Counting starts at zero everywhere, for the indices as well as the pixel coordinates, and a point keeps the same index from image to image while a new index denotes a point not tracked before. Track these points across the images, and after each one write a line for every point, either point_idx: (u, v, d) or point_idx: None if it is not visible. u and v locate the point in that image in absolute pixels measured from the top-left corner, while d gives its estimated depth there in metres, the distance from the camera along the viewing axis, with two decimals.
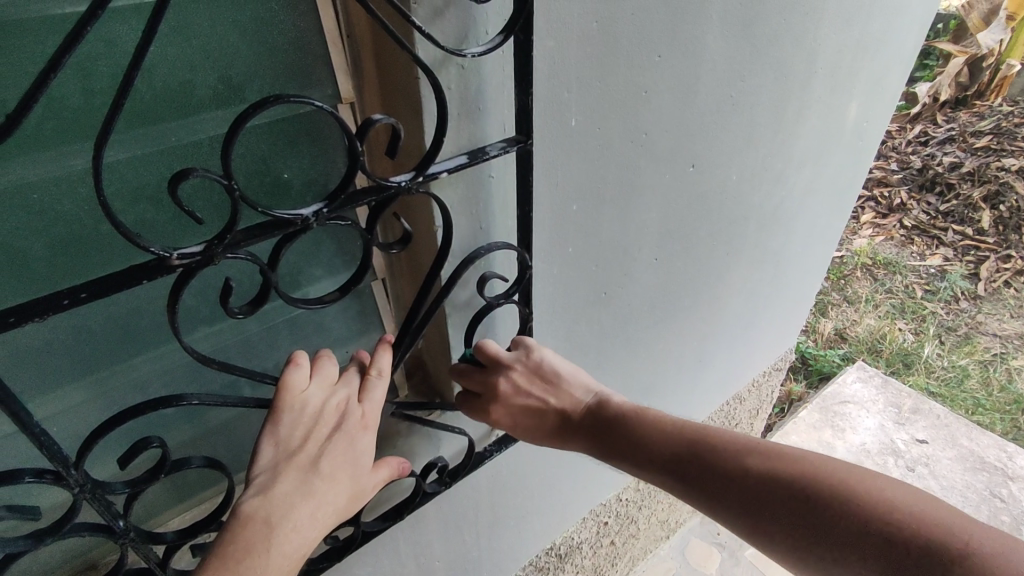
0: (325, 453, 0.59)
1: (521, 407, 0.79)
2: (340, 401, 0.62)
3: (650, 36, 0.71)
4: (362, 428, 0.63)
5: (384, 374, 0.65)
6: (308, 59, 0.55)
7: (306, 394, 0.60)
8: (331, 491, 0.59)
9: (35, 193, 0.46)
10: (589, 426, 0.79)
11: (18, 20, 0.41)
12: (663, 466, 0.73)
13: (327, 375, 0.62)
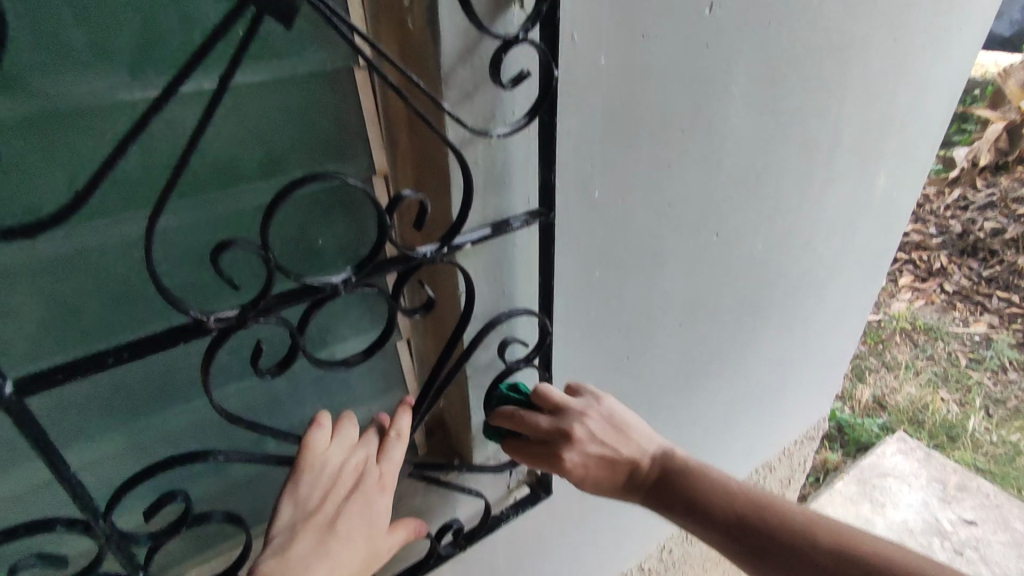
0: (342, 513, 0.60)
1: (593, 457, 0.77)
2: (359, 461, 0.63)
3: (673, 113, 0.74)
4: (380, 488, 0.63)
5: (404, 435, 0.66)
6: (347, 135, 0.59)
7: (326, 454, 0.62)
8: (346, 552, 0.59)
9: (91, 258, 0.50)
10: (653, 481, 0.78)
11: (90, 107, 0.45)
12: (724, 529, 0.74)
13: (347, 436, 0.64)
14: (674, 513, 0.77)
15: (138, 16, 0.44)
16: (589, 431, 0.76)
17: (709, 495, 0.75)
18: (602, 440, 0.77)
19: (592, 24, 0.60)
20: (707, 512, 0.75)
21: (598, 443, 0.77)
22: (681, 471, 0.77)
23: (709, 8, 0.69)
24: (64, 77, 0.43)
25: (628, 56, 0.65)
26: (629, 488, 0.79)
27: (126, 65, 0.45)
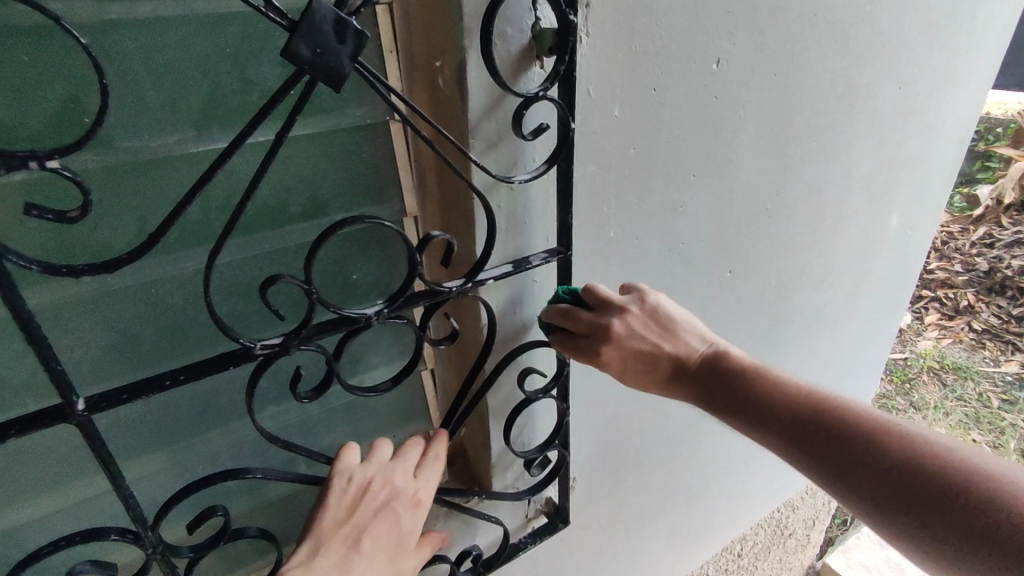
0: (370, 527, 0.63)
1: (638, 352, 0.71)
2: (391, 479, 0.67)
3: (684, 158, 0.79)
4: (411, 506, 0.66)
5: (441, 459, 0.70)
6: (382, 180, 0.65)
7: (360, 467, 0.66)
8: (368, 566, 0.61)
9: (153, 290, 0.55)
10: (710, 378, 0.72)
11: (162, 158, 0.51)
12: (785, 429, 0.67)
13: (383, 453, 0.68)
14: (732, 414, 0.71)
15: (206, 80, 0.51)
16: (635, 322, 0.70)
17: (770, 395, 0.68)
18: (647, 332, 0.71)
19: (607, 80, 0.65)
20: (766, 411, 0.68)
21: (646, 334, 0.71)
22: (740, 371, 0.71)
23: (717, 63, 0.74)
24: (143, 133, 0.50)
25: (640, 107, 0.70)
26: (681, 384, 0.74)
27: (195, 122, 0.51)
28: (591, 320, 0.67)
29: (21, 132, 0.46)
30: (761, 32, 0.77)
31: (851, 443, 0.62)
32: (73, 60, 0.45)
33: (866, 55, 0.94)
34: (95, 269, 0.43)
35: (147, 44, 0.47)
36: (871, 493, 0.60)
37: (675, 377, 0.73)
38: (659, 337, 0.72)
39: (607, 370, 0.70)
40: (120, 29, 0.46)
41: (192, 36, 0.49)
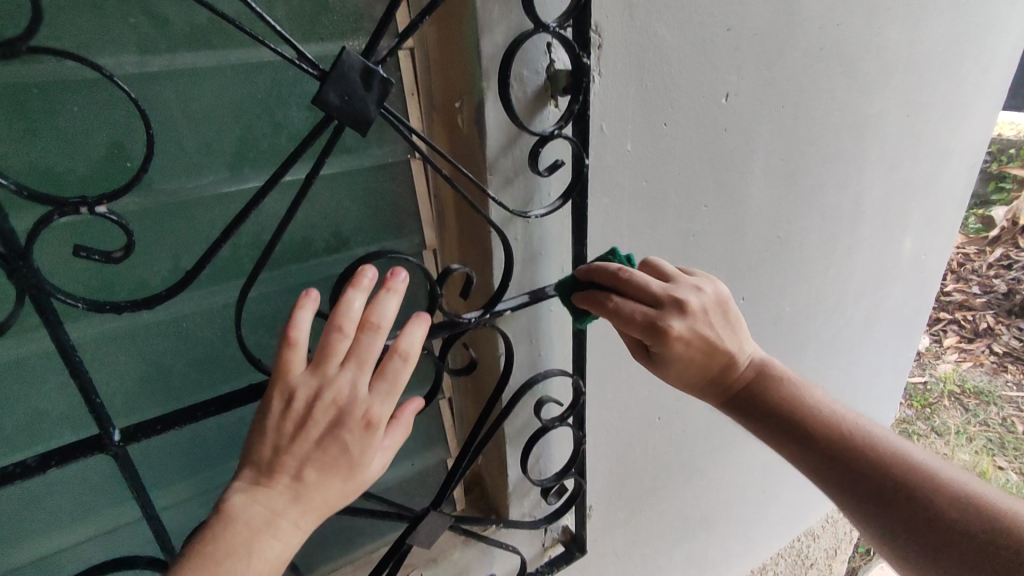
0: (317, 454, 0.47)
1: (693, 347, 0.69)
2: (336, 396, 0.48)
3: (695, 189, 0.81)
4: (362, 430, 0.48)
5: (411, 357, 0.51)
6: (402, 215, 0.67)
7: (300, 380, 0.47)
8: (322, 492, 0.47)
9: (185, 324, 0.57)
10: (752, 399, 0.74)
11: (197, 198, 0.54)
12: (822, 456, 0.70)
13: (330, 358, 0.48)
14: (770, 432, 0.74)
15: (240, 125, 0.53)
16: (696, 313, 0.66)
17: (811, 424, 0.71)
18: (706, 329, 0.69)
19: (619, 117, 0.68)
20: (808, 439, 0.71)
21: (705, 332, 0.69)
22: (781, 402, 0.73)
23: (726, 97, 0.76)
24: (181, 175, 0.53)
25: (652, 141, 0.72)
26: (721, 396, 0.75)
27: (228, 164, 0.54)
28: (648, 321, 0.62)
29: (69, 177, 0.48)
30: (769, 66, 0.79)
31: (891, 485, 0.66)
32: (118, 110, 0.48)
33: (873, 86, 0.96)
34: (135, 305, 0.46)
35: (186, 93, 0.51)
36: (897, 532, 0.65)
37: (719, 390, 0.75)
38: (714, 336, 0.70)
39: (669, 350, 0.66)
40: (162, 80, 0.49)
41: (227, 84, 0.52)
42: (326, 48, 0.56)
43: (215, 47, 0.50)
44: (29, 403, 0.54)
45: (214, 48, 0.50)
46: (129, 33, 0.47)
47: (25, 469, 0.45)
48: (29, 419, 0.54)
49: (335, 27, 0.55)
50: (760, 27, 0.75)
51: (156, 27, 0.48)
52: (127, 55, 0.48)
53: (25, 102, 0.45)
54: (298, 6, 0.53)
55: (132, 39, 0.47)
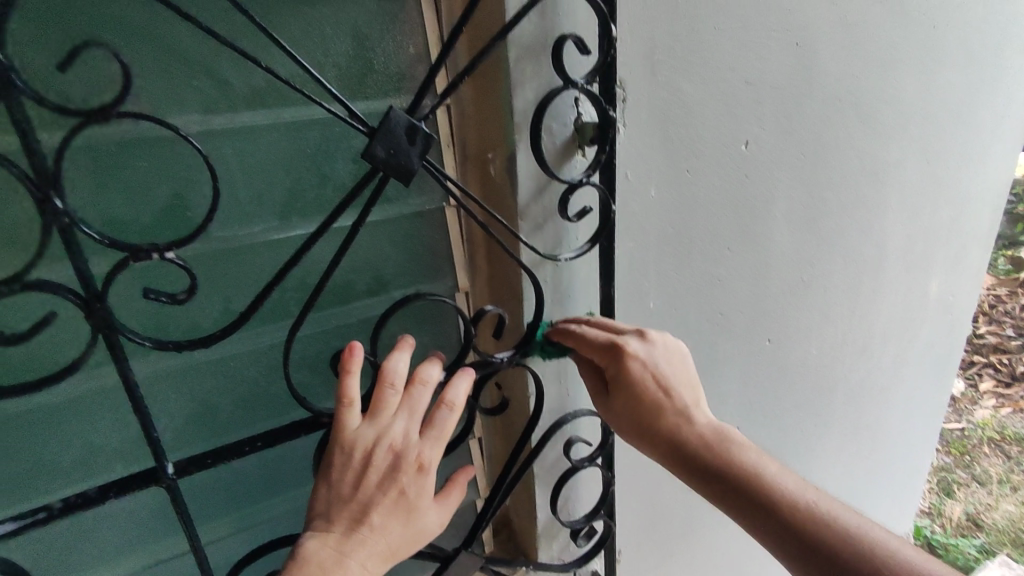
0: (378, 499, 0.51)
1: (643, 398, 0.64)
2: (391, 444, 0.52)
3: (719, 233, 0.83)
4: (416, 473, 0.53)
5: (458, 406, 0.55)
6: (437, 259, 0.70)
7: (357, 433, 0.52)
8: (386, 535, 0.50)
9: (233, 363, 0.60)
10: (713, 468, 0.61)
11: (249, 245, 0.58)
12: (792, 547, 0.56)
13: (383, 410, 0.53)
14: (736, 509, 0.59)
15: (290, 177, 0.58)
16: (650, 360, 0.64)
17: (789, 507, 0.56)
18: (655, 381, 0.64)
19: (643, 165, 0.71)
20: (784, 521, 0.56)
21: (656, 384, 0.64)
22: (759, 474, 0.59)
23: (746, 144, 0.79)
24: (235, 223, 0.57)
25: (675, 188, 0.75)
26: (681, 460, 0.62)
27: (279, 213, 0.58)
28: (605, 351, 0.63)
29: (132, 225, 0.53)
30: (786, 116, 0.82)
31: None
32: (182, 164, 0.53)
33: (891, 132, 0.98)
34: (194, 344, 0.49)
35: (242, 148, 0.55)
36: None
37: (676, 450, 0.63)
38: (665, 390, 0.64)
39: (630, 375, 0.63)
40: (223, 137, 0.54)
41: (280, 140, 0.56)
42: (371, 105, 0.60)
43: (271, 107, 0.55)
44: (84, 438, 0.56)
45: (270, 107, 0.55)
46: (196, 95, 0.52)
47: (86, 498, 0.49)
48: (85, 452, 0.57)
49: (379, 86, 0.60)
50: (776, 79, 0.78)
51: (220, 90, 0.52)
52: (192, 113, 0.52)
53: (99, 156, 0.49)
54: (345, 67, 0.58)
55: (197, 100, 0.52)
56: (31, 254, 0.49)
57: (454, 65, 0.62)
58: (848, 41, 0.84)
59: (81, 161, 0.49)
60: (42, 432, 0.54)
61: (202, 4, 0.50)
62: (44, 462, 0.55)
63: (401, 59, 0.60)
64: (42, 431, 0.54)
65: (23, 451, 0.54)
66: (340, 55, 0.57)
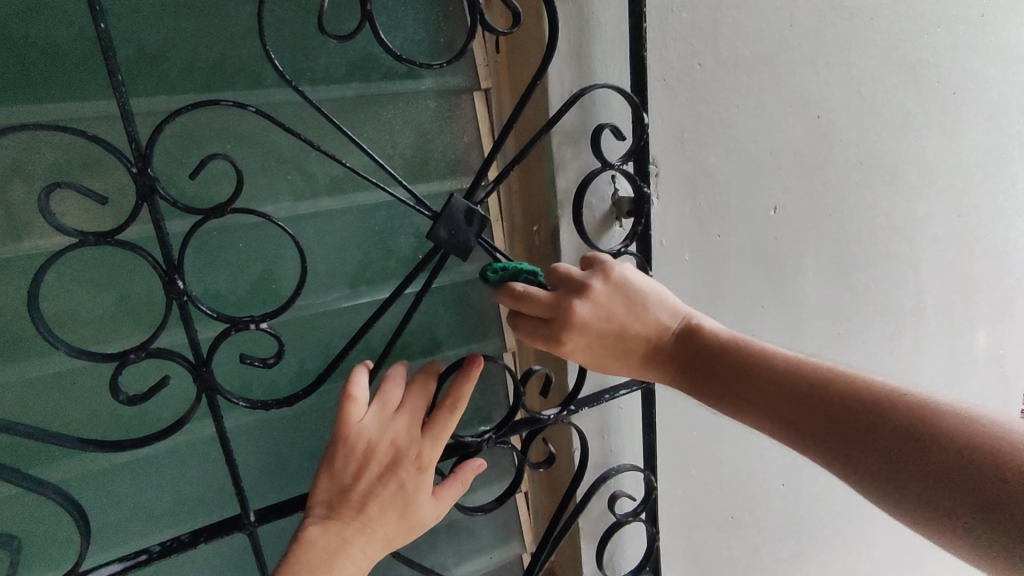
0: (376, 492, 0.51)
1: (604, 336, 0.60)
2: (394, 439, 0.54)
3: (752, 292, 0.87)
4: (416, 470, 0.54)
5: (459, 407, 0.56)
6: (487, 321, 0.77)
7: (360, 425, 0.53)
8: (383, 524, 0.51)
9: (304, 417, 0.67)
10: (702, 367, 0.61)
11: (323, 311, 0.65)
12: (788, 417, 0.54)
13: (388, 407, 0.55)
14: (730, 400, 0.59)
15: (360, 251, 0.65)
16: (603, 303, 0.60)
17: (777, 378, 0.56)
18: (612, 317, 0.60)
19: (677, 232, 0.76)
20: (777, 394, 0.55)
21: (617, 312, 0.60)
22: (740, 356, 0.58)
23: (774, 210, 0.84)
24: (312, 293, 0.64)
25: (708, 251, 0.80)
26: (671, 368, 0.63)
27: (349, 283, 0.66)
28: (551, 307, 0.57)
29: (230, 298, 0.60)
30: (812, 181, 0.87)
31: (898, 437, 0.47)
32: (274, 244, 0.61)
33: (918, 192, 1.02)
34: (279, 402, 0.55)
35: (321, 229, 0.63)
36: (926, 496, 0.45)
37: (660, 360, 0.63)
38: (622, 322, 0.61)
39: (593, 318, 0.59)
40: (305, 219, 0.62)
41: (353, 220, 0.64)
42: (431, 188, 0.68)
43: (346, 193, 0.63)
44: (175, 489, 0.62)
45: (346, 192, 0.63)
46: (286, 186, 0.60)
47: (180, 543, 0.53)
48: (175, 501, 0.62)
49: (438, 172, 0.68)
50: (800, 149, 0.84)
51: (306, 180, 0.61)
52: (282, 201, 0.60)
53: (206, 240, 0.58)
54: (410, 157, 0.66)
55: (286, 189, 0.60)
56: (149, 329, 0.58)
57: (504, 159, 0.72)
58: (867, 111, 0.89)
59: (191, 245, 0.57)
60: (141, 482, 0.60)
61: (293, 111, 0.59)
62: (140, 511, 0.61)
63: (457, 148, 0.68)
64: (141, 481, 0.60)
65: (125, 500, 0.60)
66: (406, 147, 0.66)
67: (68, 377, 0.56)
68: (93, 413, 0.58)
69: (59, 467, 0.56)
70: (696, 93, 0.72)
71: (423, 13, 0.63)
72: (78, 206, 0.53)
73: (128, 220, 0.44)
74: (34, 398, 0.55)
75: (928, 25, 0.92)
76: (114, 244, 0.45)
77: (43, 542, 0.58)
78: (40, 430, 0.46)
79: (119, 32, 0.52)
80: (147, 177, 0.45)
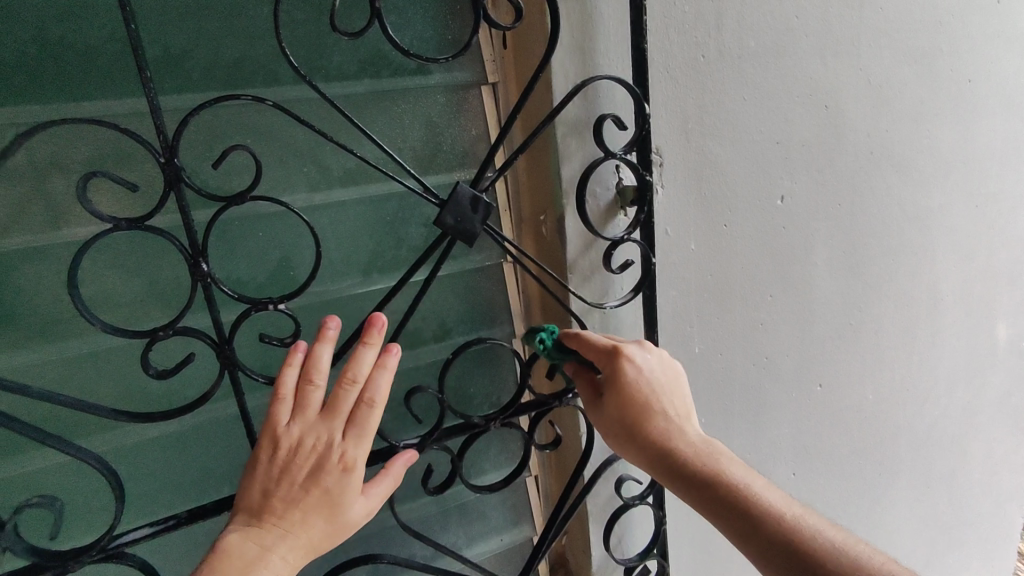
0: (299, 497, 0.53)
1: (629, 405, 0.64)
2: (317, 442, 0.54)
3: (760, 281, 0.88)
4: (341, 472, 0.54)
5: (378, 402, 0.56)
6: (495, 308, 0.79)
7: (285, 431, 0.54)
8: (306, 529, 0.52)
9: None
10: (700, 476, 0.59)
11: (338, 297, 0.68)
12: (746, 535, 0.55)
13: (309, 410, 0.55)
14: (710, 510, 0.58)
15: (373, 240, 0.68)
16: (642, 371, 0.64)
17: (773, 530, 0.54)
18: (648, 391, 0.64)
19: (682, 221, 0.78)
20: (763, 533, 0.54)
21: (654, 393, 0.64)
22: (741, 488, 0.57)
23: (781, 199, 0.85)
24: (327, 279, 0.67)
25: (713, 241, 0.81)
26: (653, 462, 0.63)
27: (362, 270, 0.69)
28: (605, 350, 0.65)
29: (251, 284, 0.64)
30: (820, 170, 0.88)
31: None
32: (291, 233, 0.64)
33: (933, 182, 1.01)
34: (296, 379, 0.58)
35: (335, 219, 0.66)
36: None
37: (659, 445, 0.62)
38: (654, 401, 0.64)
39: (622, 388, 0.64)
40: (321, 208, 0.65)
41: (366, 210, 0.67)
42: (441, 179, 0.71)
43: (359, 184, 0.66)
44: (200, 462, 0.66)
45: (359, 184, 0.66)
46: (303, 178, 0.64)
47: (206, 510, 0.58)
48: (200, 475, 0.66)
49: (447, 164, 0.71)
50: (808, 138, 0.85)
51: (321, 172, 0.64)
52: (300, 192, 0.64)
53: (229, 229, 0.62)
54: (420, 149, 0.69)
55: (303, 181, 0.64)
56: (176, 312, 0.62)
57: (510, 148, 0.74)
58: (877, 101, 0.89)
59: (214, 233, 0.61)
60: (168, 456, 0.64)
61: (310, 107, 0.62)
62: (167, 483, 0.65)
63: (466, 141, 0.71)
64: (168, 455, 0.64)
65: (154, 472, 0.64)
66: (415, 140, 0.68)
67: (102, 355, 0.60)
68: (125, 389, 0.62)
69: (94, 440, 0.60)
70: (700, 85, 0.74)
71: (431, 11, 0.66)
72: (111, 195, 0.57)
73: (158, 206, 0.48)
74: (72, 375, 0.59)
75: (940, 14, 0.91)
76: (144, 230, 0.49)
77: (79, 510, 0.63)
78: (78, 400, 0.50)
79: (149, 36, 0.56)
80: (174, 168, 0.49)
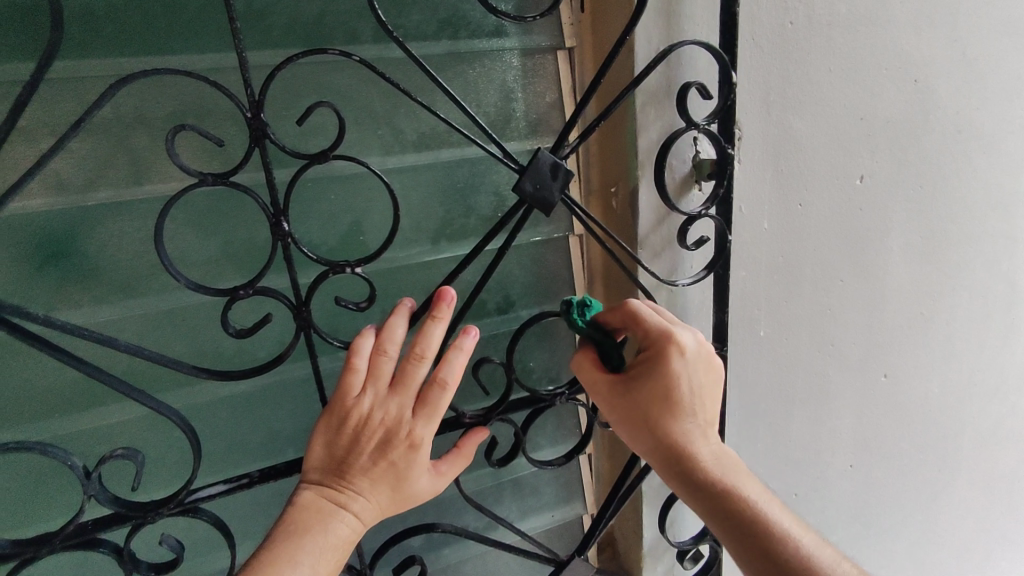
0: (368, 467, 0.52)
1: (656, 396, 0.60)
2: (387, 416, 0.53)
3: (832, 264, 0.84)
4: (407, 448, 0.53)
5: (450, 384, 0.54)
6: (560, 282, 0.78)
7: (355, 402, 0.53)
8: (374, 496, 0.53)
9: None
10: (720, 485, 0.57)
11: (407, 265, 0.67)
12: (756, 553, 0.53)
13: (380, 382, 0.53)
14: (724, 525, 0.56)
15: (444, 207, 0.67)
16: (687, 362, 0.60)
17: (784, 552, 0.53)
18: (688, 387, 0.60)
19: (756, 198, 0.75)
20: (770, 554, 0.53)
21: (689, 394, 0.60)
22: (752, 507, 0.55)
23: (862, 178, 0.81)
24: (397, 246, 0.67)
25: (787, 220, 0.78)
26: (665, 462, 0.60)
27: (431, 238, 0.68)
28: (655, 334, 0.60)
29: (322, 247, 0.64)
30: (904, 150, 0.83)
31: None
32: (363, 196, 0.63)
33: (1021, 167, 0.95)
34: None
35: (406, 184, 0.65)
36: None
37: (688, 446, 0.59)
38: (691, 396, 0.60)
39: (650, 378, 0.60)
40: (394, 173, 0.64)
41: (438, 176, 0.66)
42: (514, 147, 0.69)
43: (433, 148, 0.65)
44: (269, 424, 0.66)
45: (433, 149, 0.65)
46: (378, 140, 0.62)
47: (277, 471, 0.58)
48: (269, 436, 0.67)
49: (520, 132, 0.69)
50: (894, 114, 0.80)
51: (396, 136, 0.63)
52: (374, 156, 0.63)
53: (302, 191, 0.61)
54: (494, 114, 0.67)
55: (377, 144, 0.63)
56: (251, 273, 0.62)
57: (584, 120, 0.72)
58: (970, 77, 0.84)
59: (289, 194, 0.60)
60: (239, 415, 0.65)
61: (387, 67, 0.61)
62: (237, 443, 0.66)
63: (540, 108, 0.69)
64: (239, 415, 0.65)
65: (226, 431, 0.65)
66: (490, 105, 0.66)
67: (179, 313, 0.60)
68: (200, 347, 0.62)
69: (171, 396, 0.61)
70: (786, 54, 0.70)
71: None
72: (194, 152, 0.57)
73: (243, 162, 0.47)
74: (151, 330, 0.60)
75: None
76: (228, 186, 0.48)
77: (156, 465, 0.64)
78: (161, 355, 0.50)
79: None
80: (260, 122, 0.48)
